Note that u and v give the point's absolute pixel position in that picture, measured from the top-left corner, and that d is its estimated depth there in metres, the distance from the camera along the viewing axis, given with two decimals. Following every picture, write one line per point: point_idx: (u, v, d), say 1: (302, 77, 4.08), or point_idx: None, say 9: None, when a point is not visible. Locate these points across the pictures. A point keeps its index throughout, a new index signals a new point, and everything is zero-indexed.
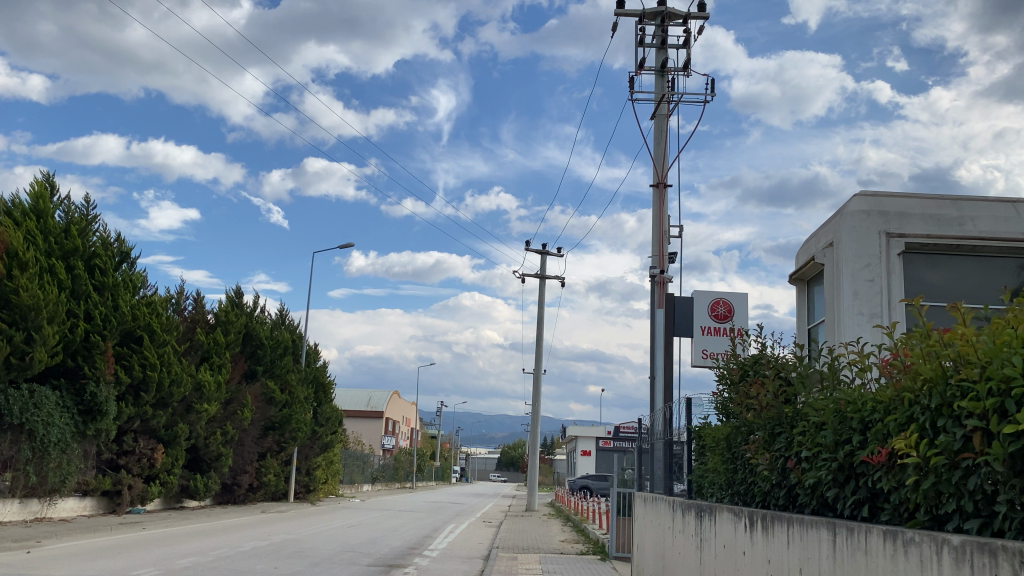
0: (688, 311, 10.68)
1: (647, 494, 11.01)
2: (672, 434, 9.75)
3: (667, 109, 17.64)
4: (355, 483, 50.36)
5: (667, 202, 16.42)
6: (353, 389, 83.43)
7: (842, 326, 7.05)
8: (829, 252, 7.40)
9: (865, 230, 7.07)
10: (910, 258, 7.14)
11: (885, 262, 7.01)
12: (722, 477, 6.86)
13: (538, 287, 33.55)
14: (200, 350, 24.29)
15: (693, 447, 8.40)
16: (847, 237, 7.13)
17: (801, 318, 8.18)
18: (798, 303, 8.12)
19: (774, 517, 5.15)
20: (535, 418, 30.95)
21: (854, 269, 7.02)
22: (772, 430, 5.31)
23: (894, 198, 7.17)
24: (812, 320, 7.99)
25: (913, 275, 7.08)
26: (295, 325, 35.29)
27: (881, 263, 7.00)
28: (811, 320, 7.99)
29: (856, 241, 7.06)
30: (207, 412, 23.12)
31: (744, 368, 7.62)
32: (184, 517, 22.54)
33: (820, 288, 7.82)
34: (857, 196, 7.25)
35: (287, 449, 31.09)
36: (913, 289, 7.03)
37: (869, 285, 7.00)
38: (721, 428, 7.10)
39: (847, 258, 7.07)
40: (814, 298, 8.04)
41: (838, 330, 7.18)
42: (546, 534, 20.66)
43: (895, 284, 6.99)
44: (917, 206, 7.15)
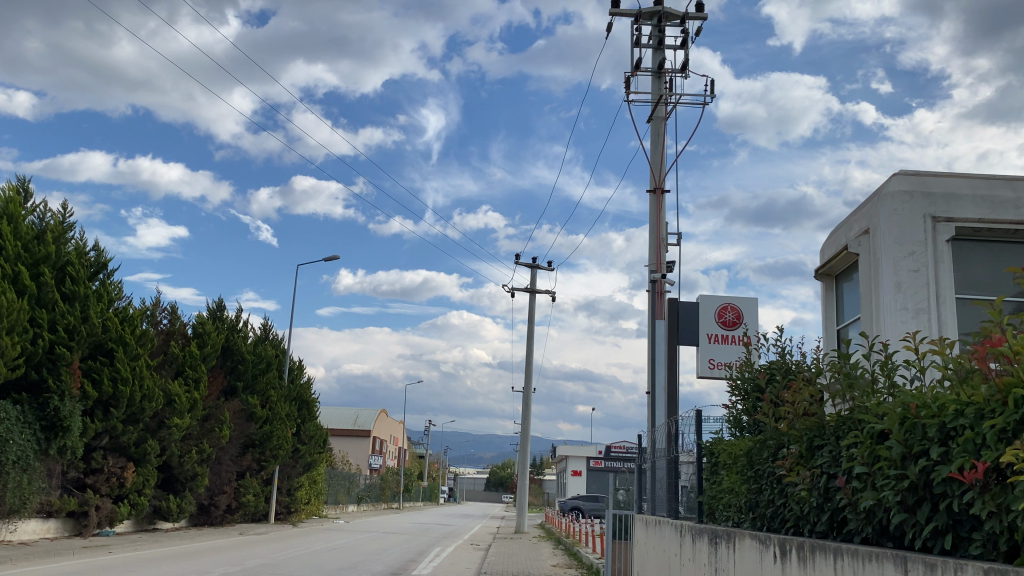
0: (692, 317, 9.91)
1: (647, 516, 10.18)
2: (676, 454, 8.92)
3: (664, 112, 17.01)
4: (340, 503, 49.20)
5: (665, 208, 15.70)
6: (339, 408, 82.20)
7: (882, 322, 6.33)
8: (865, 240, 6.68)
9: (906, 213, 6.36)
10: (958, 245, 6.44)
11: (930, 249, 6.30)
12: (741, 500, 6.06)
13: (529, 303, 32.72)
14: (175, 363, 23.24)
15: (703, 465, 7.59)
16: (885, 222, 6.42)
17: (828, 317, 7.49)
18: (826, 301, 7.43)
19: (815, 547, 4.32)
20: (525, 437, 29.99)
21: (896, 258, 6.31)
22: (811, 441, 4.49)
23: (939, 176, 6.44)
24: (843, 320, 7.29)
25: (965, 264, 6.37)
26: (279, 340, 34.31)
27: (927, 251, 6.30)
28: (842, 321, 7.29)
29: (896, 226, 6.35)
30: (181, 428, 22.12)
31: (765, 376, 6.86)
32: (156, 539, 21.47)
33: (851, 283, 7.13)
34: (898, 175, 6.54)
35: (267, 468, 30.00)
36: (963, 281, 6.33)
37: (913, 275, 6.29)
38: (740, 443, 6.31)
39: (887, 246, 6.35)
40: (843, 295, 7.35)
41: (875, 326, 6.48)
42: (537, 558, 19.75)
43: (943, 274, 6.28)
44: (965, 185, 6.46)
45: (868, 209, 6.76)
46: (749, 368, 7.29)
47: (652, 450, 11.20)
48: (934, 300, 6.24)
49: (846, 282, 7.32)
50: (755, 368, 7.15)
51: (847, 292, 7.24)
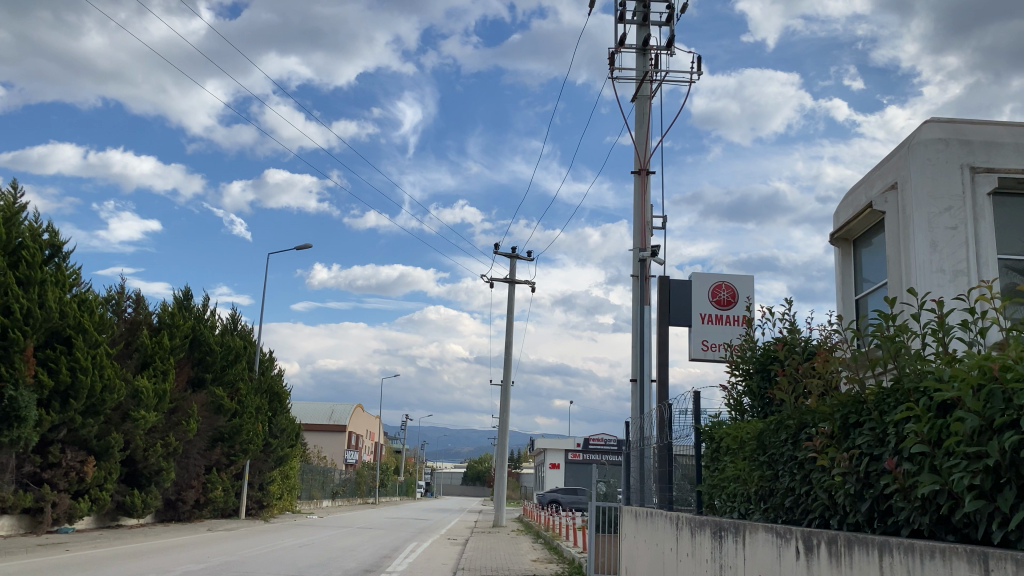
0: (684, 295, 9.25)
1: (636, 507, 9.56)
2: (670, 440, 8.21)
3: (649, 90, 16.38)
4: (314, 499, 48.28)
5: (650, 189, 15.09)
6: (314, 402, 81.03)
7: (916, 284, 5.89)
8: (892, 195, 6.24)
9: (941, 163, 5.91)
10: (998, 198, 5.99)
11: (969, 202, 5.85)
12: (750, 488, 5.45)
13: (508, 293, 31.99)
14: (141, 354, 22.24)
15: (703, 451, 6.93)
16: (917, 174, 5.96)
17: (847, 284, 7.10)
18: (844, 267, 7.05)
19: (852, 541, 3.70)
20: (502, 429, 29.29)
21: (931, 214, 5.85)
22: (845, 419, 3.86)
23: (976, 123, 5.99)
24: (863, 290, 6.93)
25: (1006, 219, 5.92)
26: (249, 331, 33.36)
27: (964, 207, 5.85)
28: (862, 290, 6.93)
29: (930, 178, 5.90)
30: (146, 421, 21.22)
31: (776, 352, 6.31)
32: (119, 536, 20.57)
33: (875, 245, 6.71)
34: (931, 123, 6.06)
35: (237, 462, 29.09)
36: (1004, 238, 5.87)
37: (949, 233, 5.83)
38: (749, 425, 5.71)
39: (919, 200, 5.90)
40: (863, 261, 6.94)
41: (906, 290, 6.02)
42: (515, 553, 19.14)
43: (983, 231, 5.82)
44: (1005, 133, 6.00)
45: (895, 161, 6.28)
46: (757, 345, 6.69)
47: (639, 438, 10.48)
48: (974, 260, 5.78)
49: (865, 245, 6.89)
50: (766, 345, 6.55)
51: (870, 256, 6.83)
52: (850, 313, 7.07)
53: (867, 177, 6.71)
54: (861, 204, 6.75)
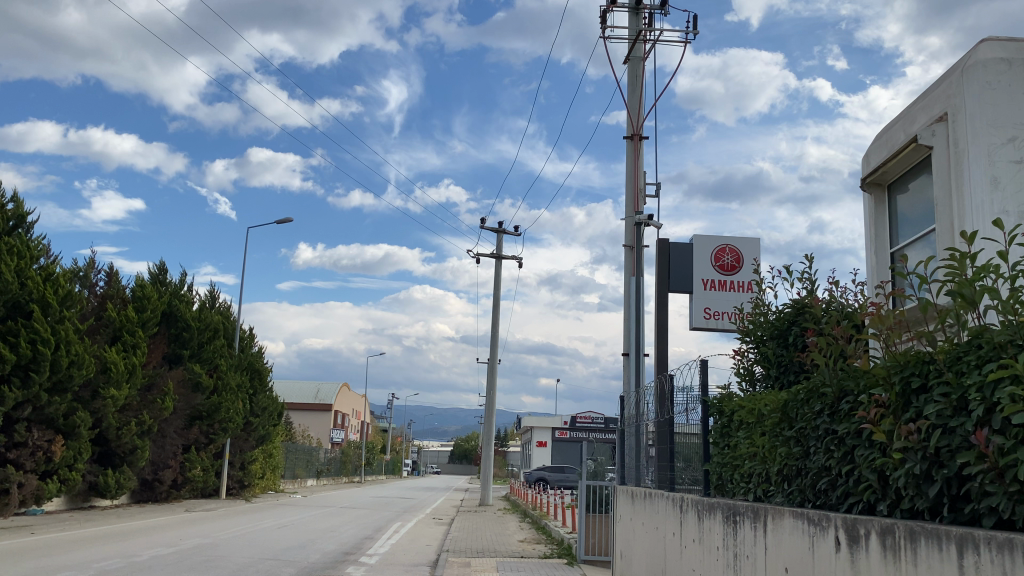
0: (685, 260, 8.54)
1: (631, 488, 8.93)
2: (671, 415, 7.53)
3: (643, 51, 15.63)
4: (298, 478, 47.61)
5: (643, 154, 14.36)
6: (299, 381, 80.18)
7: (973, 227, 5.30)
8: (942, 127, 5.64)
9: (1001, 87, 5.27)
10: None
11: None
12: (771, 468, 4.81)
13: (495, 269, 31.25)
14: (111, 328, 21.44)
15: (710, 425, 6.25)
16: (972, 102, 5.34)
17: (883, 232, 6.62)
18: (879, 215, 6.57)
19: (915, 534, 3.04)
20: (489, 407, 28.69)
21: (989, 145, 5.24)
22: (906, 384, 3.17)
23: None
24: (902, 243, 6.41)
25: None
26: (228, 307, 32.47)
27: None
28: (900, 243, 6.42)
29: (988, 103, 5.27)
30: (116, 399, 20.42)
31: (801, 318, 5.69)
32: (89, 518, 19.79)
33: (920, 186, 6.14)
34: (989, 41, 5.38)
35: (217, 441, 28.35)
36: None
37: (1012, 167, 5.22)
38: (769, 397, 5.08)
39: (976, 131, 5.30)
40: (903, 205, 6.38)
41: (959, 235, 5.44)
42: (502, 533, 18.57)
43: None
44: None
45: (945, 89, 5.64)
46: (776, 310, 6.02)
47: (633, 414, 9.78)
48: None
49: (905, 190, 6.34)
50: (789, 308, 5.87)
51: (910, 202, 6.26)
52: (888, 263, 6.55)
53: (908, 112, 6.09)
54: (900, 144, 6.13)
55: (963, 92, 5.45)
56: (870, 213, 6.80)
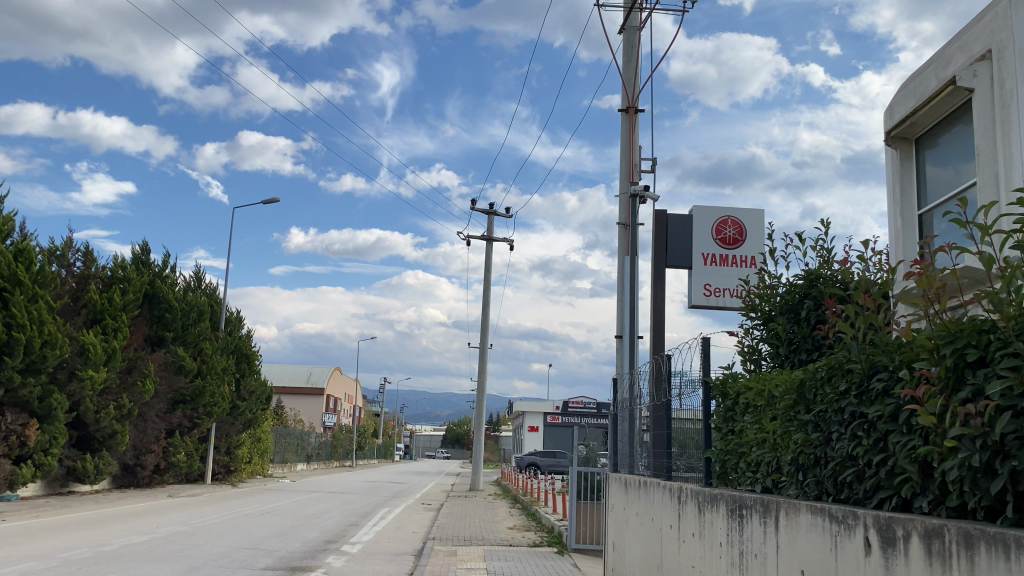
0: (684, 233, 7.99)
1: (624, 476, 8.42)
2: (669, 398, 6.98)
3: (639, 20, 15.05)
4: (288, 463, 47.09)
5: (639, 127, 13.78)
6: (290, 366, 79.53)
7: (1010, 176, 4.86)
8: (982, 69, 5.20)
9: None
10: None
11: None
12: (783, 457, 4.30)
13: (485, 251, 30.67)
14: (90, 310, 20.80)
15: (713, 408, 5.71)
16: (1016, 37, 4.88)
17: (908, 193, 6.25)
18: (904, 173, 6.20)
19: (970, 540, 2.51)
20: (480, 391, 28.17)
21: None
22: (959, 359, 2.63)
23: None
24: (932, 204, 6.01)
25: None
26: (215, 289, 31.85)
27: None
28: (930, 204, 6.02)
29: None
30: (94, 381, 19.80)
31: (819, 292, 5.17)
32: (66, 504, 19.21)
33: (954, 137, 5.73)
34: None
35: (201, 426, 27.78)
36: None
37: None
38: (780, 377, 4.56)
39: (1018, 69, 4.83)
40: (934, 160, 6.00)
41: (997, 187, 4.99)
42: (491, 519, 18.11)
43: None
44: None
45: (986, 26, 5.18)
46: (786, 284, 5.49)
47: (627, 397, 9.21)
48: None
49: (935, 144, 5.94)
50: (800, 282, 5.35)
51: (944, 156, 5.85)
52: (915, 222, 6.19)
53: (942, 55, 5.66)
54: (933, 92, 5.68)
55: (1008, 26, 4.97)
56: (897, 171, 6.38)
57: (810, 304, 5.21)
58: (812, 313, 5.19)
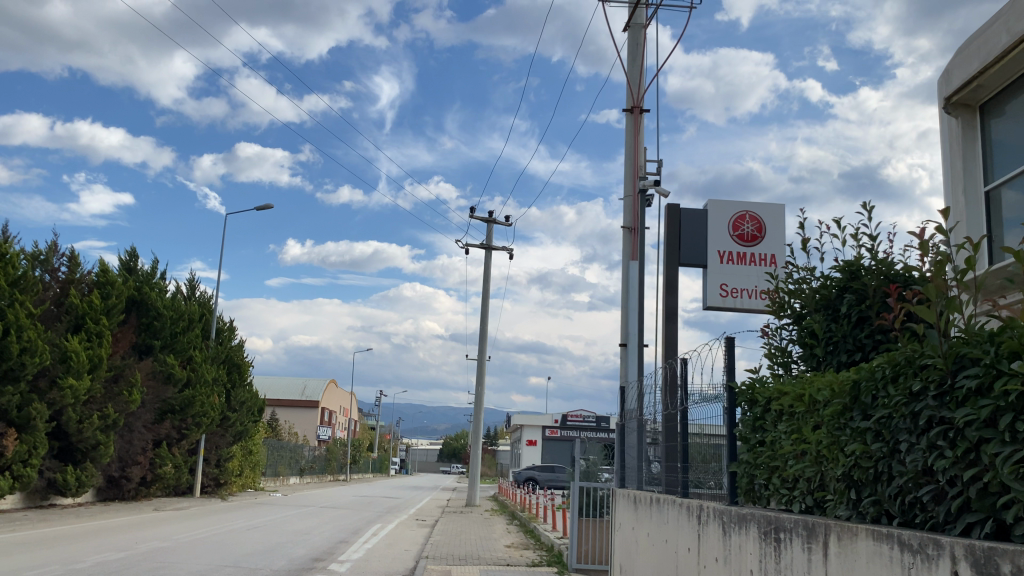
0: (698, 228, 7.41)
1: (632, 492, 7.80)
2: (684, 406, 6.35)
3: (644, 18, 14.55)
4: (281, 476, 46.23)
5: (644, 126, 13.24)
6: (285, 378, 78.67)
7: None
8: None
9: None
10: None
11: None
12: (831, 469, 3.69)
13: (484, 261, 30.06)
14: (73, 316, 20.17)
15: (737, 418, 5.11)
16: None
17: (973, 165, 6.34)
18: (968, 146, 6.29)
19: None
20: (478, 403, 27.53)
21: None
22: None
23: None
24: (1000, 179, 6.08)
25: None
26: (207, 298, 31.25)
27: None
28: (998, 179, 6.09)
29: None
30: (76, 389, 19.12)
31: (864, 283, 4.61)
32: (45, 517, 18.49)
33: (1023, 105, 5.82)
34: None
35: (190, 437, 27.05)
36: None
37: None
38: (824, 379, 3.95)
39: None
40: (1002, 129, 6.09)
41: None
42: (488, 536, 17.43)
43: None
44: None
45: None
46: (821, 278, 4.90)
47: (636, 407, 8.60)
48: None
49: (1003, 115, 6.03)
50: (838, 276, 4.76)
51: (1011, 128, 5.93)
52: (981, 194, 6.29)
53: (1007, 20, 5.69)
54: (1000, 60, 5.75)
55: None
56: (960, 148, 6.44)
57: (852, 300, 4.62)
58: (854, 309, 4.61)
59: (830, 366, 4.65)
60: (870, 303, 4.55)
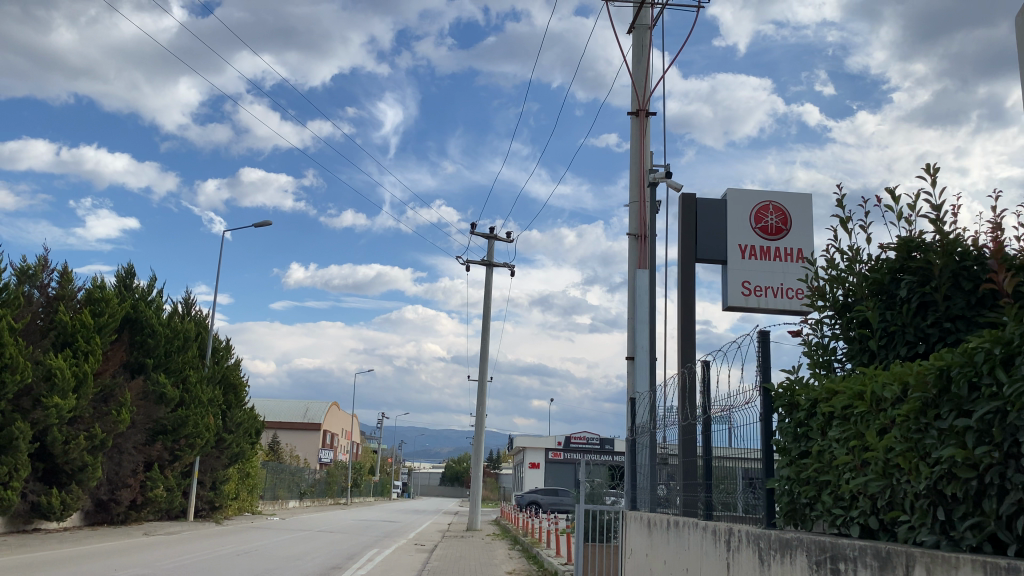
0: (717, 220, 6.71)
1: (644, 515, 7.03)
2: (706, 416, 5.59)
3: (649, 19, 13.95)
4: (280, 500, 45.16)
5: (650, 130, 12.59)
6: (286, 401, 77.67)
7: None
8: None
9: None
10: None
11: None
12: (910, 483, 2.95)
13: (486, 279, 29.35)
14: (60, 333, 19.48)
15: (775, 425, 4.36)
16: None
17: None
18: None
19: None
20: (479, 424, 26.67)
21: None
22: None
23: None
24: None
25: None
26: (203, 316, 30.50)
27: None
28: None
29: None
30: (60, 409, 18.34)
31: (926, 261, 3.87)
32: (26, 543, 17.60)
33: None
34: None
35: (183, 459, 26.18)
36: None
37: None
38: (890, 373, 3.24)
39: None
40: None
41: None
42: (490, 563, 16.54)
43: None
44: None
45: None
46: (872, 259, 4.19)
47: (647, 420, 7.85)
48: None
49: None
50: (892, 256, 4.03)
51: None
52: None
53: None
54: None
55: None
56: None
57: (912, 283, 3.89)
58: (915, 294, 3.87)
59: (887, 362, 3.91)
60: (935, 284, 3.81)
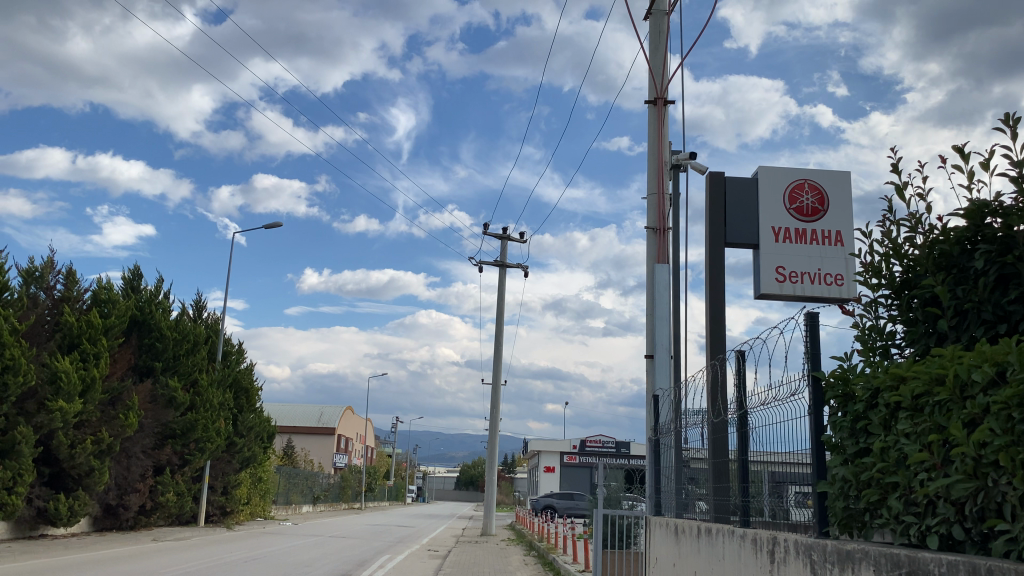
0: (747, 201, 6.25)
1: (670, 521, 6.49)
2: (740, 412, 5.06)
3: (667, 4, 13.43)
4: (293, 504, 44.78)
5: (669, 117, 12.04)
6: (300, 405, 77.37)
7: None
8: None
9: None
10: None
11: None
12: (1011, 484, 2.46)
13: (499, 280, 28.88)
14: (66, 335, 19.11)
15: (826, 420, 3.82)
16: None
17: None
18: None
19: None
20: (494, 428, 26.15)
21: None
22: None
23: None
24: None
25: None
26: (213, 319, 30.16)
27: None
28: None
29: None
30: (66, 413, 18.00)
31: (1004, 227, 3.33)
32: (31, 549, 17.22)
33: None
34: None
35: (193, 463, 25.80)
36: None
37: None
38: (979, 354, 2.73)
39: None
40: None
41: None
42: (505, 569, 16.02)
43: None
44: None
45: None
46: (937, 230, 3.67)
47: (672, 419, 7.31)
48: None
49: None
50: (960, 225, 3.52)
51: None
52: None
53: None
54: None
55: None
56: None
57: (988, 253, 3.35)
58: (993, 265, 3.34)
59: (962, 346, 3.39)
60: (1017, 253, 3.27)
